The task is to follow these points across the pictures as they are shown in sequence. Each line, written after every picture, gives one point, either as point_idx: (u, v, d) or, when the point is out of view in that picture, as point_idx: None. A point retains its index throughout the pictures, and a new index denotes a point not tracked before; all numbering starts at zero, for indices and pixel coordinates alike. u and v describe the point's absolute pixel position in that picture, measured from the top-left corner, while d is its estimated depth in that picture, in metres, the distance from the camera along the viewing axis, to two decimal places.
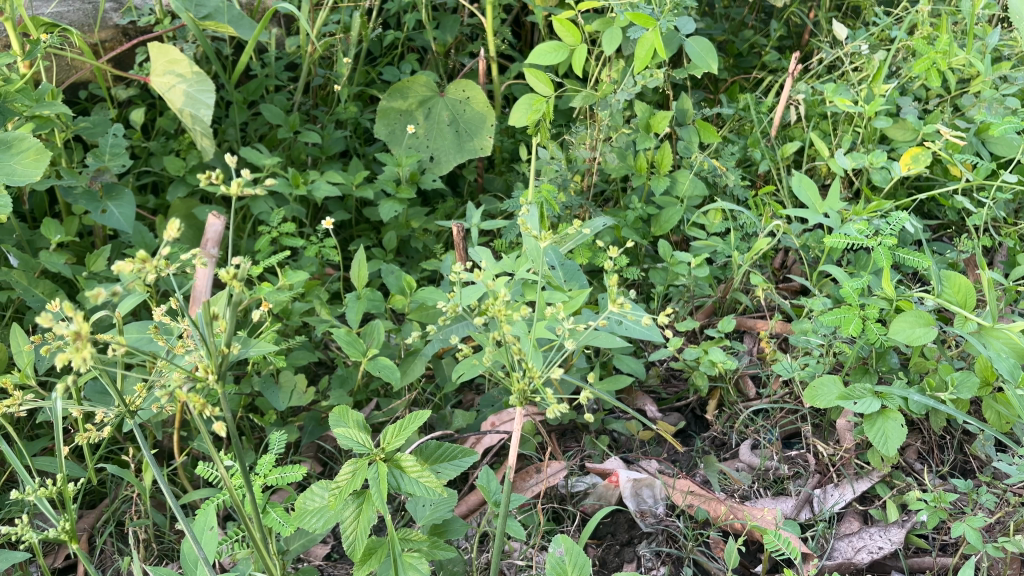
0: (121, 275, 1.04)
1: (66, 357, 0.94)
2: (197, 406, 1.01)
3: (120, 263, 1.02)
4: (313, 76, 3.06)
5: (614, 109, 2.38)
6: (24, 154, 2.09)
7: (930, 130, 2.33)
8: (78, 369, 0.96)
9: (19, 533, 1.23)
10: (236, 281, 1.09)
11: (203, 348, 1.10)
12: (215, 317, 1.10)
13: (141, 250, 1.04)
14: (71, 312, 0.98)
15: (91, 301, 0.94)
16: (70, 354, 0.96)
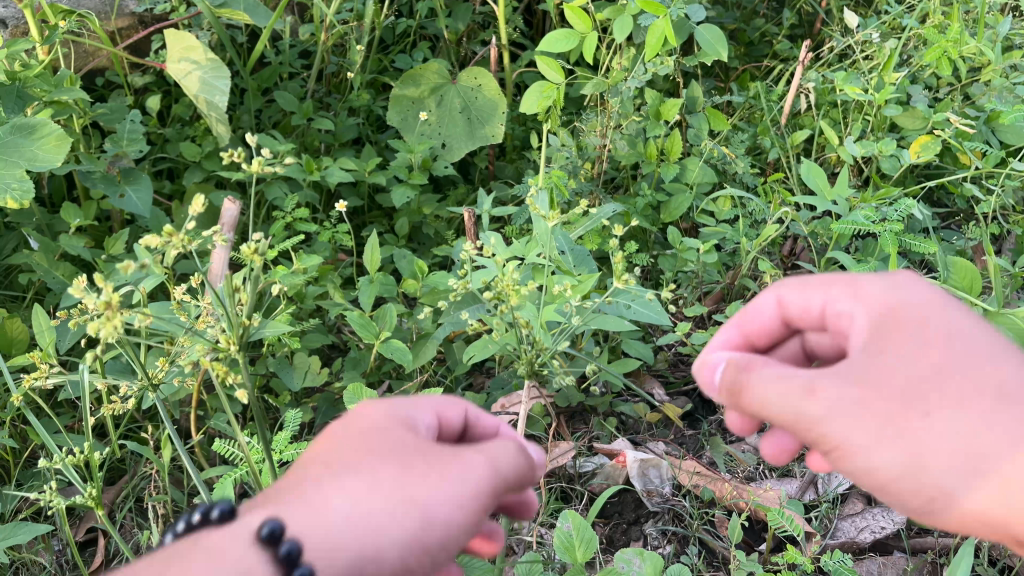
0: (149, 250, 1.09)
1: (97, 326, 0.99)
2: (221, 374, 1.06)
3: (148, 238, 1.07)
4: (326, 64, 3.10)
5: (624, 97, 2.40)
6: (45, 139, 2.13)
7: (939, 118, 2.34)
8: (107, 339, 1.01)
9: (45, 501, 1.27)
10: (258, 257, 1.14)
11: (227, 321, 1.14)
12: (236, 291, 1.14)
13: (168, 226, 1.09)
14: (101, 284, 1.03)
15: (121, 275, 0.99)
16: (101, 324, 1.00)
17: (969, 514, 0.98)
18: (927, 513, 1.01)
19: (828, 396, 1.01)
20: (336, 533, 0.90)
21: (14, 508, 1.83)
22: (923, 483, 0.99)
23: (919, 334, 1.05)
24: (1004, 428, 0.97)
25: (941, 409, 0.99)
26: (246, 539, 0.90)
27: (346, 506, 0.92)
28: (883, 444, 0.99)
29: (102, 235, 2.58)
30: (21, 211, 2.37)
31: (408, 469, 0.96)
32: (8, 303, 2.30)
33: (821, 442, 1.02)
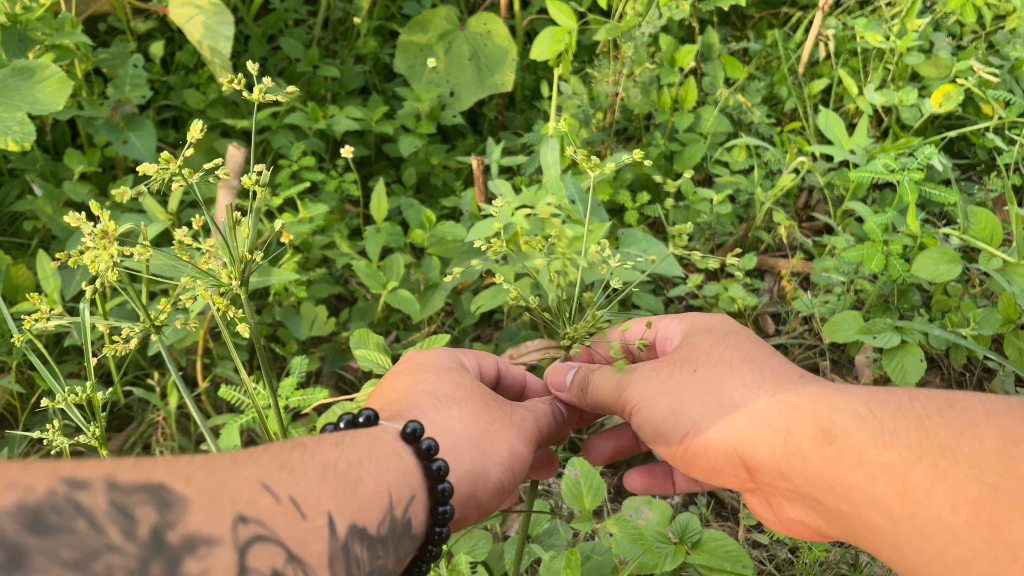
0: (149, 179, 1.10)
1: (93, 256, 1.03)
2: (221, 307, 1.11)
3: (147, 164, 1.08)
4: (332, 10, 3.03)
5: (638, 43, 2.34)
6: (47, 83, 2.09)
7: (963, 66, 2.27)
8: (105, 269, 1.05)
9: (48, 441, 1.24)
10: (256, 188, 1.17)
11: (227, 255, 1.16)
12: (237, 222, 1.16)
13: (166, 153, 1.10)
14: (99, 212, 1.07)
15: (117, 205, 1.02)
16: (98, 254, 1.05)
17: (718, 444, 1.21)
18: (699, 455, 1.24)
19: (633, 369, 1.32)
20: (455, 450, 1.19)
21: (23, 454, 1.83)
22: (679, 421, 1.24)
23: (712, 334, 1.35)
24: (752, 383, 1.24)
25: (706, 369, 1.27)
26: (385, 438, 1.13)
27: (462, 428, 1.22)
28: (659, 394, 1.26)
29: (107, 182, 2.54)
30: (24, 157, 2.33)
31: (494, 415, 1.27)
32: (13, 250, 2.28)
33: (621, 402, 1.31)
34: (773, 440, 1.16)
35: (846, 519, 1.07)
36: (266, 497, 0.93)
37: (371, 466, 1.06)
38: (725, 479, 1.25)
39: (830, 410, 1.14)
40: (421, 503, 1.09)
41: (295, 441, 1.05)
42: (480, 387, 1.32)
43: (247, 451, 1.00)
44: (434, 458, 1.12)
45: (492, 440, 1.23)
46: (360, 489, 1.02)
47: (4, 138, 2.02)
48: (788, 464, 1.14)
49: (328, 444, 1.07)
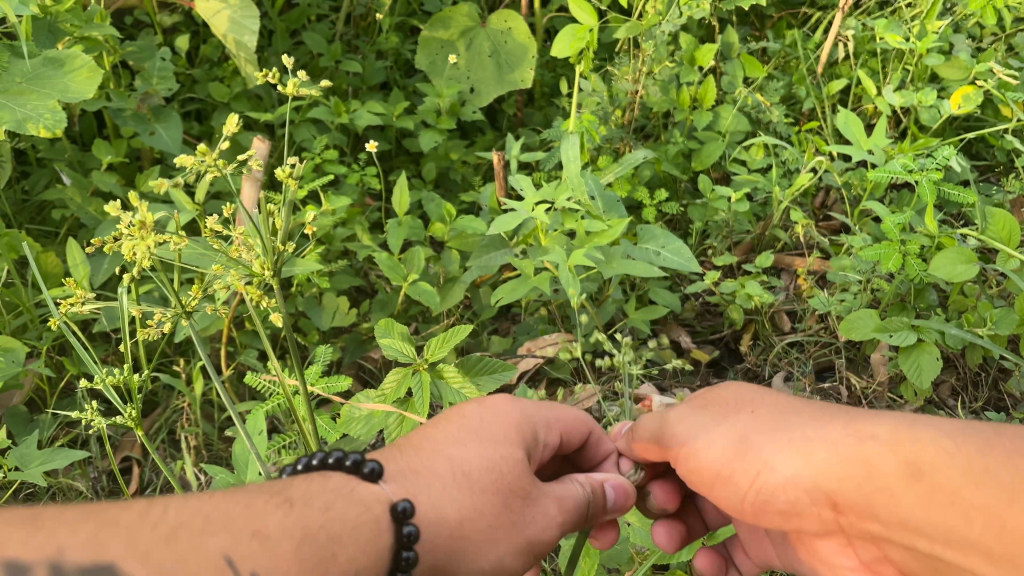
0: (187, 170, 1.14)
1: (133, 247, 1.07)
2: (254, 298, 1.17)
3: (187, 156, 1.11)
4: (354, 6, 3.06)
5: (658, 41, 2.35)
6: (78, 74, 2.14)
7: (983, 68, 2.28)
8: (142, 259, 1.09)
9: (87, 419, 1.30)
10: (291, 181, 1.21)
11: (260, 247, 1.22)
12: (270, 214, 1.20)
13: (204, 145, 1.13)
14: (137, 202, 1.10)
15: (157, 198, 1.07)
16: (137, 245, 1.08)
17: (791, 484, 1.13)
18: (767, 501, 1.17)
19: (677, 414, 1.30)
20: (431, 539, 1.04)
21: (52, 437, 1.88)
22: (747, 462, 1.17)
23: (751, 387, 1.28)
24: (819, 420, 1.15)
25: (764, 410, 1.22)
26: (378, 511, 1.03)
27: (456, 512, 1.07)
28: (717, 436, 1.23)
29: (132, 173, 2.59)
30: (53, 147, 2.38)
31: (505, 507, 1.09)
32: (42, 238, 2.33)
33: (673, 440, 1.29)
34: (853, 476, 1.07)
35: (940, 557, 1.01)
36: (226, 575, 0.85)
37: (348, 545, 0.96)
38: (805, 517, 1.16)
39: (917, 440, 1.03)
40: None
41: (284, 497, 0.97)
42: (517, 474, 1.12)
43: (227, 506, 0.93)
44: (409, 542, 1.01)
45: (481, 540, 1.06)
46: (335, 564, 0.92)
47: (35, 126, 2.06)
48: (872, 503, 1.05)
49: (311, 510, 0.97)
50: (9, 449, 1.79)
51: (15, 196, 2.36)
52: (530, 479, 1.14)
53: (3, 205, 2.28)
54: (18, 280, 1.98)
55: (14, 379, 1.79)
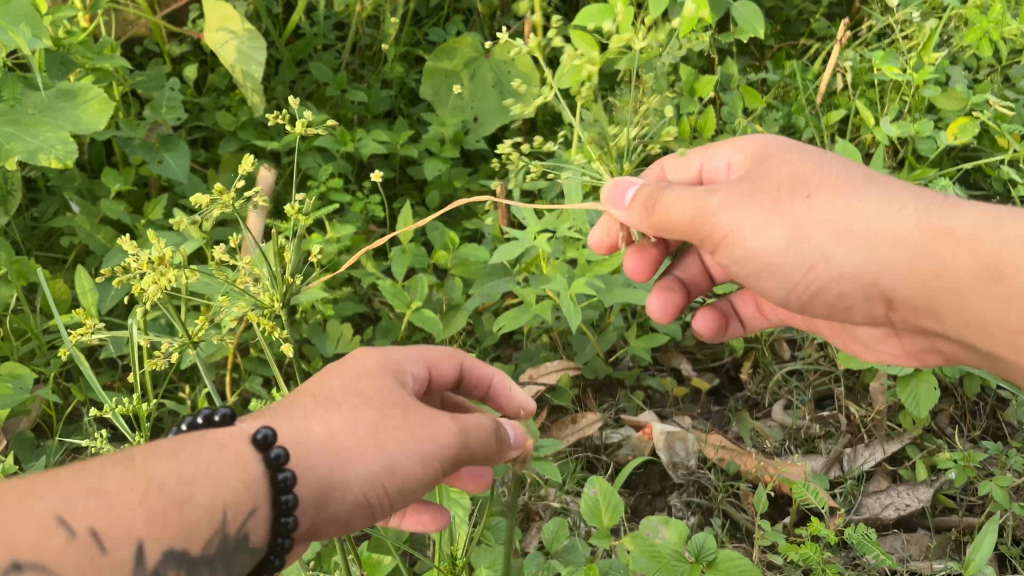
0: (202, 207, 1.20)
1: (150, 283, 1.16)
2: (266, 330, 1.25)
3: (199, 194, 1.17)
4: (360, 36, 3.11)
5: (659, 72, 2.42)
6: (90, 105, 2.18)
7: (979, 100, 2.31)
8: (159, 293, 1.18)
9: (97, 446, 1.33)
10: (300, 217, 1.26)
11: (270, 280, 1.27)
12: (282, 249, 1.26)
13: (217, 185, 1.18)
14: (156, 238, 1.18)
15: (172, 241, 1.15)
16: (154, 280, 1.17)
17: (850, 274, 1.27)
18: (830, 284, 1.30)
19: (719, 197, 1.30)
20: (311, 466, 1.05)
21: (57, 463, 1.89)
22: (805, 251, 1.27)
23: (816, 157, 1.36)
24: (885, 208, 1.26)
25: (824, 196, 1.28)
26: (241, 452, 1.04)
27: (324, 430, 1.08)
28: (771, 226, 1.28)
29: (139, 200, 2.62)
30: (63, 175, 2.42)
31: (382, 417, 1.10)
32: (50, 265, 2.36)
33: (705, 228, 1.32)
34: (917, 279, 1.22)
35: (1005, 355, 1.21)
36: (58, 536, 0.89)
37: (206, 482, 0.98)
38: (853, 310, 1.33)
39: (989, 237, 1.19)
40: (265, 529, 1.02)
41: (127, 455, 0.98)
42: (388, 391, 1.14)
43: (67, 472, 0.96)
44: (281, 464, 1.02)
45: (360, 459, 1.06)
46: (186, 509, 0.95)
47: (47, 155, 2.10)
48: (935, 297, 1.22)
49: (158, 457, 0.98)
50: (15, 475, 1.81)
51: (24, 223, 2.39)
52: (404, 395, 1.15)
53: (13, 232, 2.31)
54: (27, 307, 2.01)
55: (22, 405, 1.81)
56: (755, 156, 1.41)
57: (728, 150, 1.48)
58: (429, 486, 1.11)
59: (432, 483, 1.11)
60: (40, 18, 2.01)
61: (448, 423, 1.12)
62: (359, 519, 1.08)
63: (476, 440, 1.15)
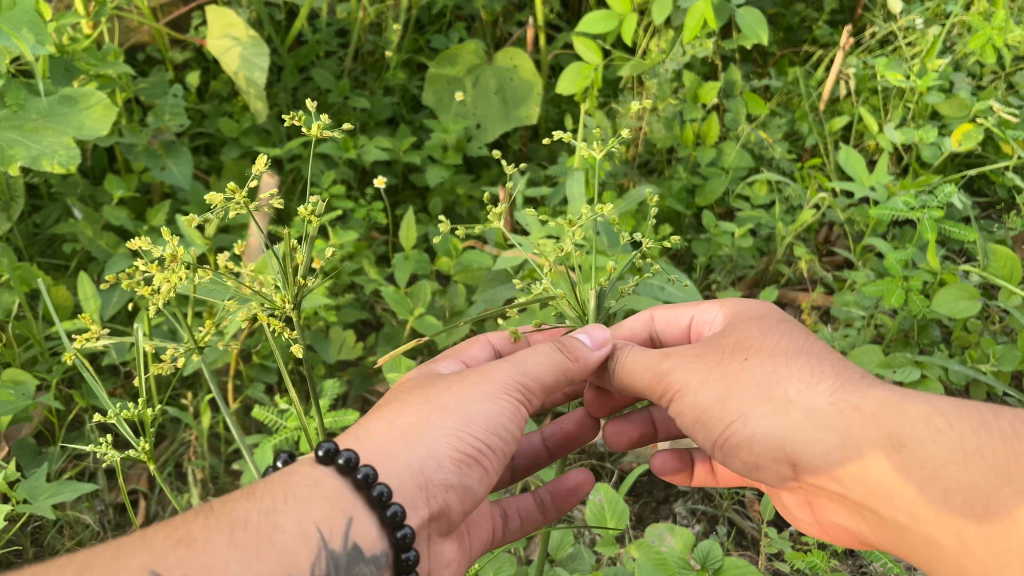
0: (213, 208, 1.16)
1: (159, 283, 1.13)
2: (275, 331, 1.21)
3: (212, 196, 1.14)
4: (363, 43, 3.12)
5: (662, 79, 2.41)
6: (92, 110, 2.18)
7: (983, 106, 2.30)
8: (168, 295, 1.15)
9: (100, 453, 1.32)
10: (311, 218, 1.24)
11: (281, 281, 1.25)
12: (291, 251, 1.24)
13: (230, 183, 1.15)
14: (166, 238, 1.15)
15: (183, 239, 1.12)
16: (164, 281, 1.14)
17: (762, 438, 1.25)
18: (745, 447, 1.27)
19: (673, 357, 1.35)
20: (391, 459, 1.19)
21: (59, 470, 1.89)
22: (727, 410, 1.27)
23: (760, 321, 1.39)
24: (807, 376, 1.26)
25: (757, 359, 1.30)
26: (318, 476, 1.17)
27: (401, 436, 1.22)
28: (702, 384, 1.30)
29: (142, 207, 2.62)
30: (66, 181, 2.42)
31: (444, 408, 1.24)
32: (52, 271, 2.36)
33: (653, 384, 1.36)
34: (829, 447, 1.20)
35: (907, 530, 1.13)
36: None
37: (288, 509, 1.10)
38: (763, 472, 1.29)
39: (900, 415, 1.19)
40: (374, 531, 1.14)
41: (206, 507, 1.08)
42: (446, 389, 1.28)
43: (146, 535, 1.03)
44: (370, 480, 1.14)
45: (434, 429, 1.21)
46: (277, 535, 1.06)
47: (50, 162, 2.10)
48: (843, 466, 1.19)
49: (238, 500, 1.10)
50: (17, 482, 1.80)
51: (26, 229, 2.39)
52: (461, 387, 1.29)
53: (15, 238, 2.31)
54: (29, 313, 2.00)
55: (24, 411, 1.81)
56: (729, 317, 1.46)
57: (719, 306, 1.53)
58: (513, 423, 1.26)
59: (513, 421, 1.26)
60: (43, 24, 2.01)
61: (494, 374, 1.29)
62: (470, 476, 1.21)
63: (531, 373, 1.31)
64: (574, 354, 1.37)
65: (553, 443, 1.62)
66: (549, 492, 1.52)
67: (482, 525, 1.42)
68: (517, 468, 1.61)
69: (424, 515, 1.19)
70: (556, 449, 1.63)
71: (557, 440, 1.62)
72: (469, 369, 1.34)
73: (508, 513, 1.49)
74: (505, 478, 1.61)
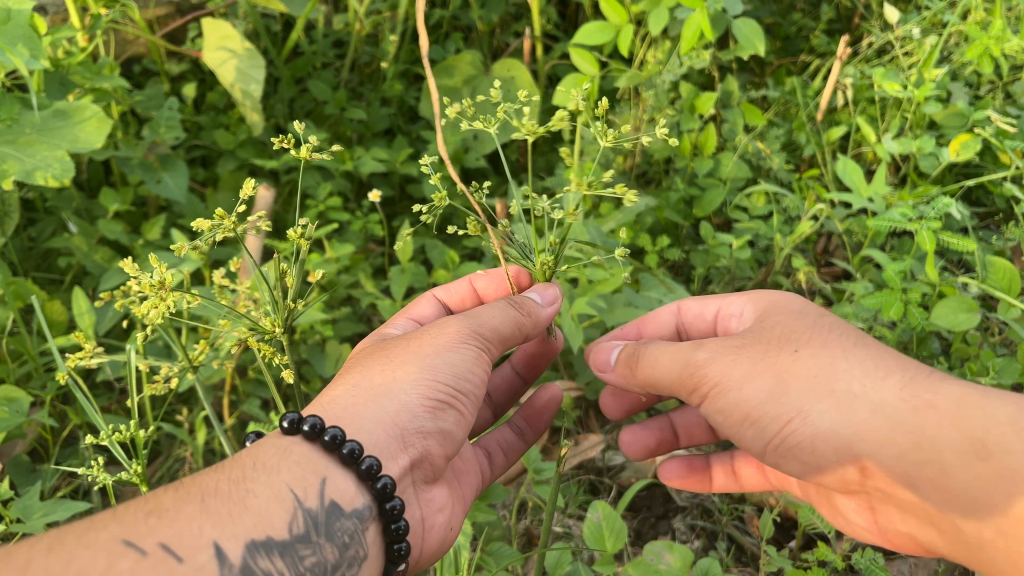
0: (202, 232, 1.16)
1: (149, 307, 1.13)
2: (267, 355, 1.22)
3: (202, 221, 1.13)
4: (360, 54, 3.12)
5: (659, 90, 2.41)
6: (87, 123, 2.18)
7: (981, 116, 2.29)
8: (158, 320, 1.15)
9: (92, 475, 1.32)
10: (303, 241, 1.24)
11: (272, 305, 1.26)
12: (284, 273, 1.24)
13: (221, 209, 1.14)
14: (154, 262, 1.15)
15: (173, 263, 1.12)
16: (153, 305, 1.14)
17: (826, 435, 1.26)
18: (804, 445, 1.29)
19: (707, 351, 1.36)
20: (363, 417, 1.20)
21: (54, 487, 1.87)
22: (782, 407, 1.28)
23: (799, 317, 1.41)
24: (870, 371, 1.29)
25: (808, 352, 1.32)
26: (285, 446, 1.17)
27: (366, 395, 1.23)
28: (750, 378, 1.31)
29: (138, 220, 2.62)
30: (61, 195, 2.41)
31: (405, 362, 1.25)
32: (47, 285, 2.35)
33: (693, 380, 1.37)
34: (901, 447, 1.21)
35: (988, 544, 1.15)
36: (130, 555, 0.94)
37: (258, 475, 1.10)
38: (824, 471, 1.30)
39: (976, 413, 1.20)
40: (351, 488, 1.16)
41: (175, 484, 1.07)
42: (404, 347, 1.29)
43: (106, 513, 1.00)
44: (338, 440, 1.15)
45: (401, 381, 1.23)
46: (249, 501, 1.06)
47: (44, 176, 2.08)
48: (915, 469, 1.20)
49: (206, 474, 1.09)
50: (10, 500, 1.79)
51: (21, 243, 2.38)
52: (418, 343, 1.29)
53: (10, 253, 2.30)
54: (24, 329, 1.99)
55: (18, 428, 1.79)
56: (760, 310, 1.49)
57: (745, 299, 1.56)
58: (478, 365, 1.27)
59: (478, 364, 1.27)
60: (37, 38, 2.00)
61: (449, 328, 1.30)
62: (445, 420, 1.24)
63: (485, 325, 1.33)
64: (527, 311, 1.39)
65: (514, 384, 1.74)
66: (523, 417, 1.67)
67: (471, 469, 1.52)
68: (498, 403, 1.75)
69: (405, 465, 1.22)
70: (527, 372, 1.74)
71: (525, 365, 1.73)
72: (423, 326, 1.35)
73: (492, 450, 1.61)
74: (489, 418, 1.74)
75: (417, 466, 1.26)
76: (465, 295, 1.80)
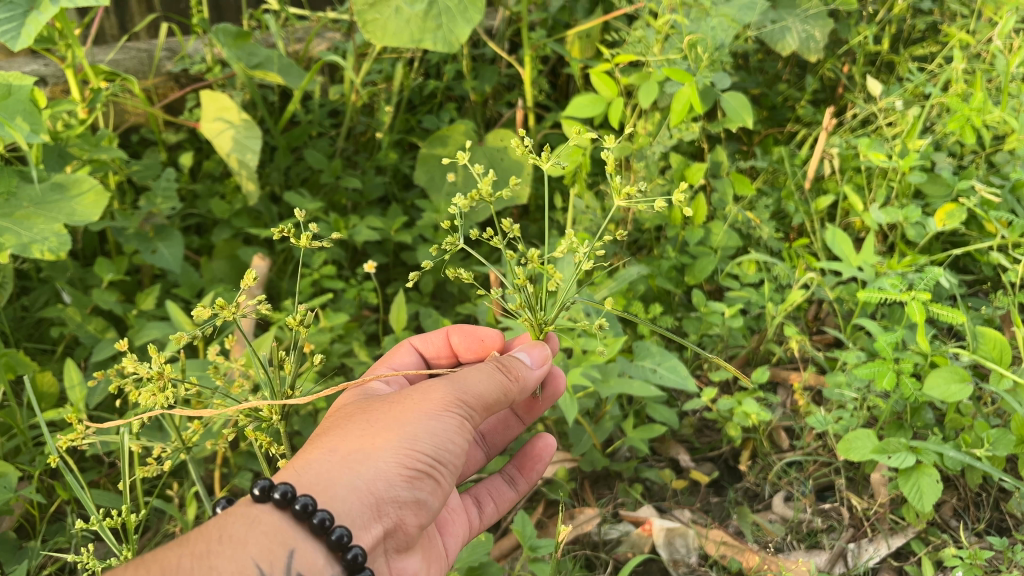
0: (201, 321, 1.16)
1: (148, 397, 1.14)
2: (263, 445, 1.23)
3: (202, 312, 1.14)
4: (356, 123, 3.18)
5: (650, 161, 2.48)
6: (84, 197, 2.20)
7: (965, 186, 2.33)
8: (156, 408, 1.16)
9: (82, 559, 1.30)
10: (302, 327, 1.25)
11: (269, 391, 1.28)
12: (281, 361, 1.26)
13: (221, 299, 1.15)
14: (151, 352, 1.16)
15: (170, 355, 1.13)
16: (151, 395, 1.15)
17: None
18: None
19: None
20: (337, 484, 1.18)
21: (39, 565, 1.84)
22: None
23: None
24: None
25: None
26: (255, 515, 1.14)
27: (342, 462, 1.20)
28: None
29: (131, 289, 2.62)
30: (55, 265, 2.42)
31: (384, 430, 1.23)
32: (38, 356, 2.34)
33: None
34: None
35: None
36: None
37: (224, 549, 1.05)
38: None
39: None
40: (320, 559, 1.14)
41: (135, 560, 1.02)
42: (386, 411, 1.27)
43: None
44: (309, 510, 1.12)
45: (379, 450, 1.20)
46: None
47: (40, 249, 2.09)
48: None
49: (168, 548, 1.04)
50: None
51: (13, 313, 2.38)
52: (401, 408, 1.26)
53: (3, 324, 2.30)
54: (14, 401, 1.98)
55: (4, 505, 1.77)
56: None
57: None
58: (460, 435, 1.24)
59: (460, 434, 1.25)
60: (38, 112, 2.03)
61: (433, 393, 1.27)
62: (422, 490, 1.22)
63: (471, 389, 1.29)
64: (515, 375, 1.36)
65: (497, 431, 1.73)
66: (516, 466, 1.66)
67: (458, 521, 1.56)
68: (489, 444, 1.74)
69: (378, 533, 1.20)
70: (525, 415, 1.71)
71: (523, 408, 1.69)
72: (409, 387, 1.32)
73: (482, 500, 1.62)
74: (479, 462, 1.75)
75: (391, 535, 1.25)
76: (441, 348, 1.74)
